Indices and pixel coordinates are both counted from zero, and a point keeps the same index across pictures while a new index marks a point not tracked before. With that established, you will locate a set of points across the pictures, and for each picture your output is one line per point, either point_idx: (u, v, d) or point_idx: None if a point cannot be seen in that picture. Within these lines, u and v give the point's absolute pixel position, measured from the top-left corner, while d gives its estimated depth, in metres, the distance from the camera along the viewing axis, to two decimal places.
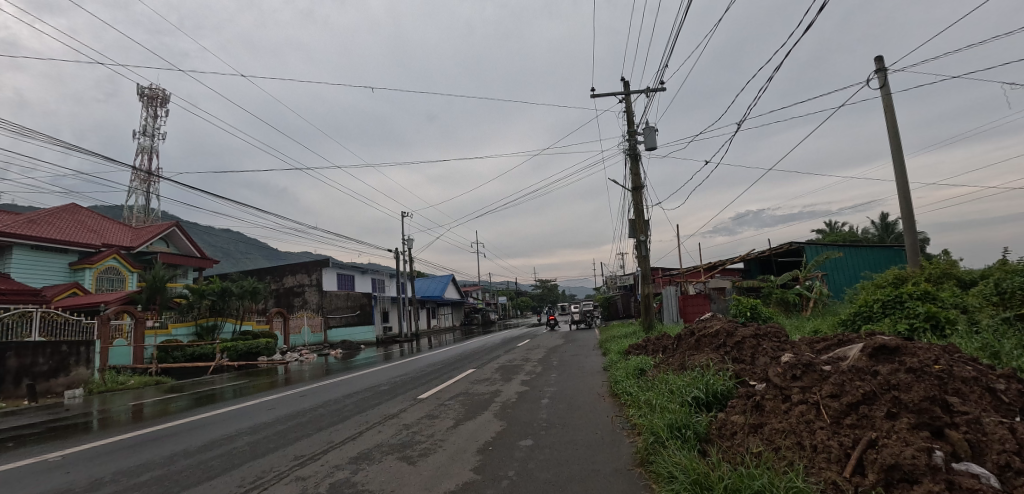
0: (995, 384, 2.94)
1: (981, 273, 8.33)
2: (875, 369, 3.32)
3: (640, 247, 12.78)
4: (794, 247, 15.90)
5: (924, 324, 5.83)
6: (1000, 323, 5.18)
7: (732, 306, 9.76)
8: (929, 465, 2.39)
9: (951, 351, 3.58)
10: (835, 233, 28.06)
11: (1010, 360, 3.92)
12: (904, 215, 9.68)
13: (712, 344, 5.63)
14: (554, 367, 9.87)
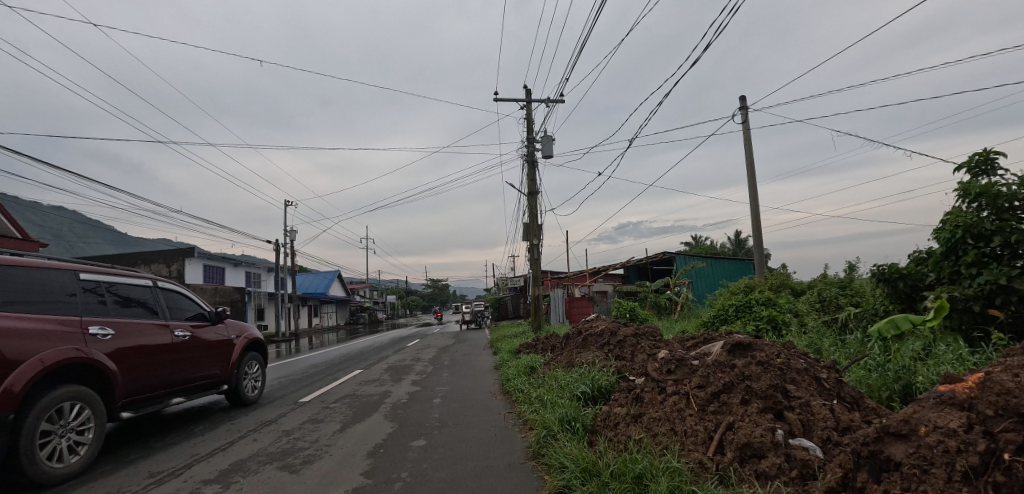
0: (821, 373, 3.58)
1: (807, 284, 10.16)
2: (733, 362, 3.86)
3: (532, 250, 13.28)
4: (666, 256, 17.80)
5: (767, 325, 6.92)
6: (820, 325, 6.36)
7: (614, 308, 10.63)
8: (773, 442, 2.87)
9: (787, 347, 4.30)
10: (697, 245, 32.11)
11: (828, 355, 4.86)
12: (754, 233, 11.40)
13: (597, 343, 6.08)
14: (446, 367, 9.86)
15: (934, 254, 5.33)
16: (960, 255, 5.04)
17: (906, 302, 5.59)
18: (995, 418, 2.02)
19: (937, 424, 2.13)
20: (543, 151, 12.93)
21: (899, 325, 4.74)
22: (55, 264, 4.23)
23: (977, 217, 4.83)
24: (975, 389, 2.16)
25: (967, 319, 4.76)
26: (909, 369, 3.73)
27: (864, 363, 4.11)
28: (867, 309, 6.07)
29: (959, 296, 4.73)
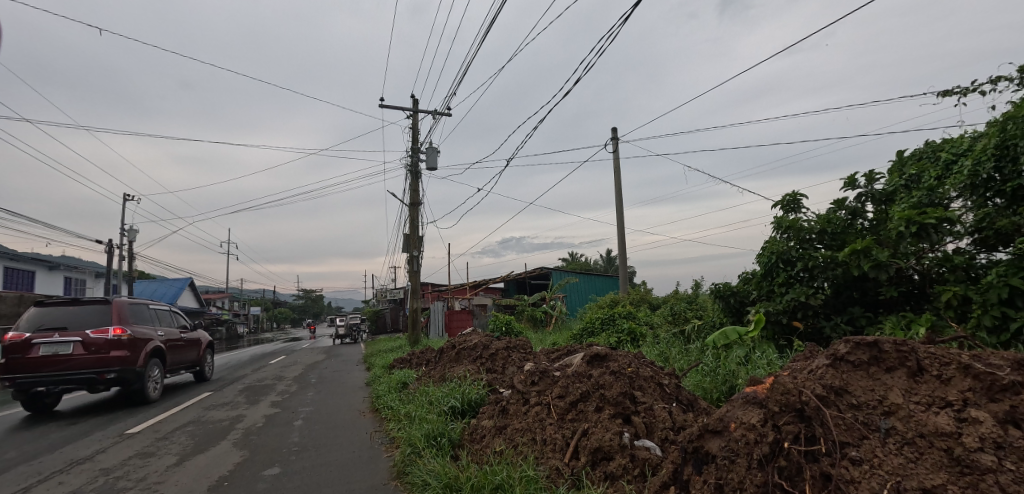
0: (664, 379, 3.98)
1: (662, 299, 11.43)
2: (591, 372, 4.13)
3: (412, 262, 12.97)
4: (543, 272, 18.74)
5: (626, 337, 7.58)
6: (670, 336, 7.12)
7: (491, 321, 10.77)
8: (620, 444, 3.09)
9: (638, 356, 4.70)
10: (571, 262, 34.37)
11: (674, 363, 5.42)
12: (620, 253, 12.56)
13: (469, 356, 6.09)
14: (312, 385, 9.08)
15: (755, 275, 6.33)
16: (774, 276, 6.05)
17: (735, 316, 6.55)
18: (779, 414, 2.38)
19: (742, 420, 2.45)
20: (428, 162, 12.79)
21: (729, 335, 5.51)
22: (123, 304, 7.05)
23: (786, 245, 5.85)
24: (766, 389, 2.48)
25: (776, 329, 5.72)
26: (734, 374, 4.32)
27: (701, 369, 4.67)
28: (705, 322, 6.96)
29: (773, 310, 5.68)
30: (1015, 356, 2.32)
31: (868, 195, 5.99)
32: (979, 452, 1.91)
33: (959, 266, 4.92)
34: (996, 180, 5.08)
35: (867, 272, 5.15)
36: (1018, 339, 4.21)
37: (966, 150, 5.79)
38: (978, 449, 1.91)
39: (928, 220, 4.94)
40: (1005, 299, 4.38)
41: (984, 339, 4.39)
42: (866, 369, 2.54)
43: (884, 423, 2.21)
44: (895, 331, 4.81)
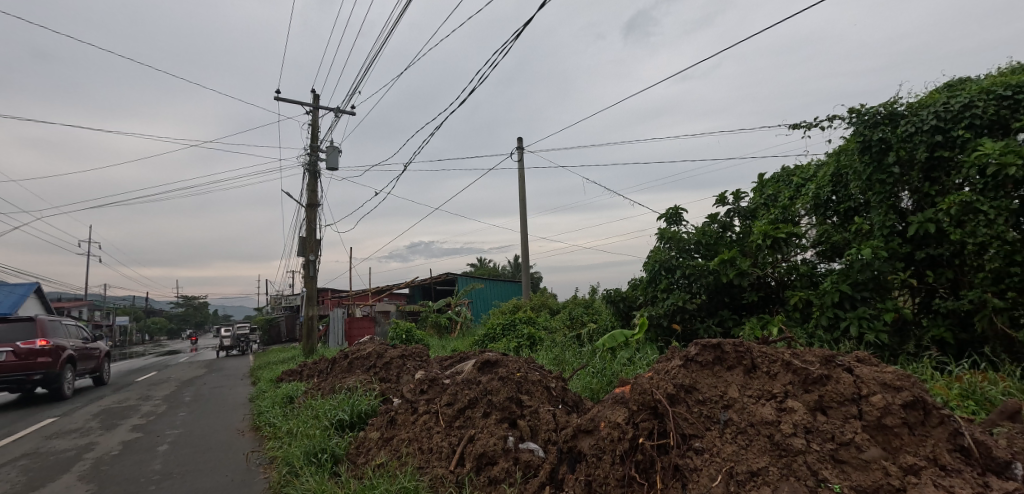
0: (551, 382, 4.12)
1: (562, 304, 11.91)
2: (480, 378, 4.17)
3: (307, 266, 12.22)
4: (449, 277, 18.66)
5: (525, 342, 7.79)
6: (567, 340, 7.37)
7: (390, 330, 10.41)
8: (504, 448, 3.14)
9: (529, 362, 4.84)
10: (480, 268, 34.62)
11: (567, 365, 5.70)
12: (524, 259, 12.90)
13: (362, 366, 5.86)
14: (184, 404, 8.11)
15: (642, 281, 6.84)
16: (657, 283, 6.62)
17: (625, 319, 6.99)
18: (638, 413, 2.72)
19: (610, 419, 2.76)
20: (328, 162, 12.16)
21: (617, 338, 5.90)
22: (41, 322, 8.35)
23: (668, 254, 6.49)
24: (628, 390, 2.86)
25: (658, 331, 6.24)
26: (618, 374, 4.74)
27: (589, 371, 4.97)
28: (599, 326, 7.39)
29: (654, 313, 6.19)
30: (823, 354, 2.97)
31: (736, 211, 6.80)
32: (792, 436, 2.39)
33: (803, 274, 5.69)
34: (833, 202, 6.00)
35: (732, 279, 5.82)
36: (843, 336, 5.10)
37: (811, 175, 6.73)
38: (792, 433, 2.39)
39: (779, 234, 5.70)
40: (836, 302, 5.19)
41: (821, 337, 5.19)
42: (712, 367, 3.05)
43: (724, 415, 2.62)
44: (753, 331, 5.51)
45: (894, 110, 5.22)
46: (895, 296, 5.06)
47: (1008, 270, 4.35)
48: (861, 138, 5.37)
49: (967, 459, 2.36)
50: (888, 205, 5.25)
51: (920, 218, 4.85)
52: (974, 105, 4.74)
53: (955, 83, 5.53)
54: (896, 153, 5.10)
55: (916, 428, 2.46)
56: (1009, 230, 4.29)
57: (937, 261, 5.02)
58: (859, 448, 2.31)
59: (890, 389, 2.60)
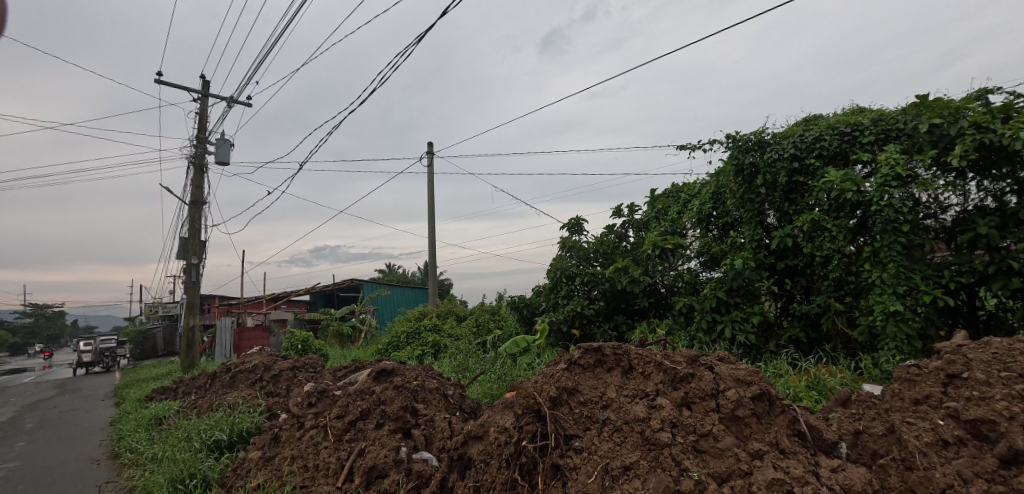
0: (449, 389, 4.21)
1: (470, 310, 12.59)
2: (374, 388, 4.05)
3: (188, 271, 11.01)
4: (354, 283, 17.90)
5: (430, 350, 7.96)
6: (472, 346, 7.91)
7: (284, 340, 9.69)
8: (396, 460, 3.08)
9: (429, 369, 4.80)
10: (389, 274, 33.53)
11: (470, 373, 6.45)
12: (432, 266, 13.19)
13: (247, 380, 5.40)
14: (19, 433, 6.84)
15: (543, 289, 7.24)
16: (559, 290, 7.00)
17: (526, 326, 7.58)
18: (523, 415, 2.99)
19: (498, 424, 2.99)
20: (218, 156, 11.10)
21: (519, 343, 6.07)
22: None
23: (569, 262, 6.95)
24: (516, 395, 3.11)
25: (558, 336, 6.63)
26: (516, 378, 5.65)
27: (491, 376, 5.80)
28: (503, 333, 7.81)
29: (556, 319, 6.62)
30: (690, 355, 3.30)
31: (630, 222, 7.37)
32: (660, 431, 2.65)
33: (687, 282, 6.27)
34: (714, 217, 6.67)
35: (626, 286, 6.31)
36: (716, 337, 5.71)
37: (695, 193, 7.42)
38: (660, 428, 2.65)
39: (666, 245, 6.30)
40: (714, 306, 5.78)
41: (700, 339, 5.77)
42: (593, 369, 3.32)
43: (602, 415, 2.89)
44: (643, 334, 6.01)
45: (762, 138, 5.93)
46: (761, 301, 5.78)
47: (846, 279, 5.22)
48: (736, 162, 6.06)
49: (803, 441, 2.76)
50: (756, 221, 5.97)
51: (781, 234, 5.59)
52: (823, 138, 5.51)
53: (810, 117, 6.40)
54: (764, 177, 5.84)
55: (763, 417, 2.82)
56: (848, 244, 5.14)
57: (794, 270, 5.79)
58: (717, 438, 2.60)
59: (743, 384, 2.95)
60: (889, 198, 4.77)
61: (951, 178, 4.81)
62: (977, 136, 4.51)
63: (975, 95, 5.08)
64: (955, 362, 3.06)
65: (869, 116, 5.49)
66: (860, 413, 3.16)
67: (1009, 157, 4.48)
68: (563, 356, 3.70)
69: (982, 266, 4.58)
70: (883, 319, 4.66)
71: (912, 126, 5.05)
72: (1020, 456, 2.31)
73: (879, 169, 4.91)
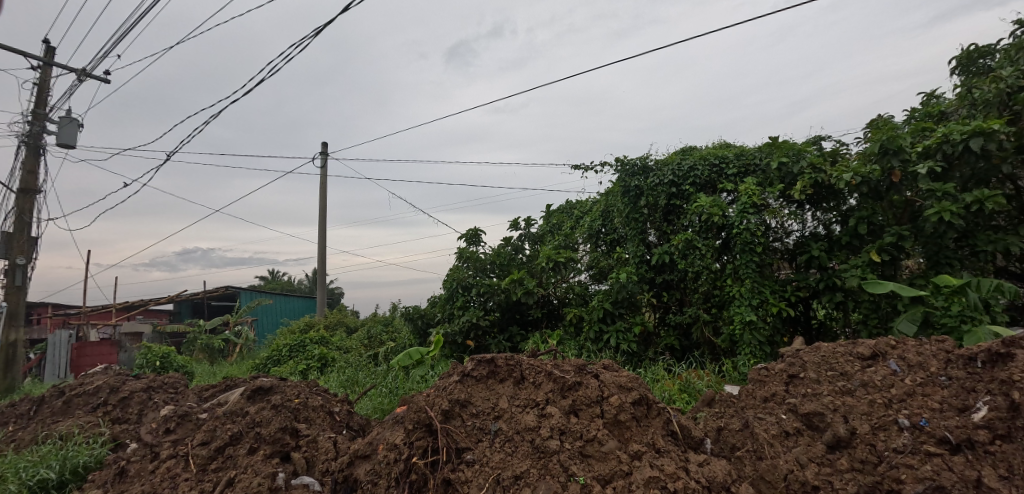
0: (335, 406, 3.95)
1: (361, 322, 12.08)
2: (248, 409, 3.63)
3: (11, 273, 8.95)
4: (229, 291, 16.08)
5: (315, 364, 7.62)
6: (362, 359, 7.59)
7: (137, 356, 8.32)
8: (271, 488, 2.78)
9: (312, 384, 4.42)
10: (272, 281, 30.63)
11: (359, 388, 6.17)
12: (321, 275, 12.61)
13: (85, 406, 4.53)
14: None
15: (439, 300, 7.27)
16: (454, 301, 7.06)
17: (421, 337, 7.45)
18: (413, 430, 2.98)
19: (388, 441, 2.94)
20: (58, 137, 9.31)
21: (412, 355, 5.92)
22: None
23: (465, 273, 7.03)
24: (408, 410, 3.13)
25: (453, 347, 6.75)
26: (407, 391, 5.54)
27: (381, 390, 5.64)
28: (395, 345, 7.75)
29: (450, 331, 6.65)
30: (578, 364, 3.47)
31: (526, 235, 7.64)
32: (550, 439, 2.77)
33: (577, 294, 6.65)
34: (603, 233, 7.13)
35: (520, 297, 6.53)
36: (603, 346, 6.08)
37: (587, 210, 7.92)
38: (549, 436, 2.78)
39: (559, 259, 6.60)
40: (601, 317, 6.18)
41: (588, 348, 6.10)
42: (486, 381, 3.35)
43: (494, 426, 2.97)
44: (536, 344, 6.22)
45: (646, 164, 6.46)
46: (642, 312, 6.29)
47: (712, 292, 5.85)
48: (623, 184, 6.57)
49: (675, 440, 3.03)
50: (639, 239, 6.49)
51: (660, 251, 6.15)
52: (696, 167, 6.19)
53: (687, 148, 7.18)
54: (647, 198, 6.38)
55: (641, 420, 3.03)
56: (714, 261, 5.78)
57: (669, 284, 6.40)
58: (601, 442, 2.76)
59: (624, 390, 3.16)
60: (746, 223, 5.49)
61: (793, 208, 5.72)
62: (813, 175, 5.42)
63: (811, 141, 6.11)
64: (794, 364, 3.63)
65: (733, 151, 6.29)
66: (721, 411, 3.56)
67: (834, 195, 5.47)
68: (456, 368, 3.70)
69: (815, 283, 5.46)
70: (740, 327, 5.33)
71: (764, 163, 5.91)
72: (841, 441, 2.76)
73: (739, 198, 5.63)
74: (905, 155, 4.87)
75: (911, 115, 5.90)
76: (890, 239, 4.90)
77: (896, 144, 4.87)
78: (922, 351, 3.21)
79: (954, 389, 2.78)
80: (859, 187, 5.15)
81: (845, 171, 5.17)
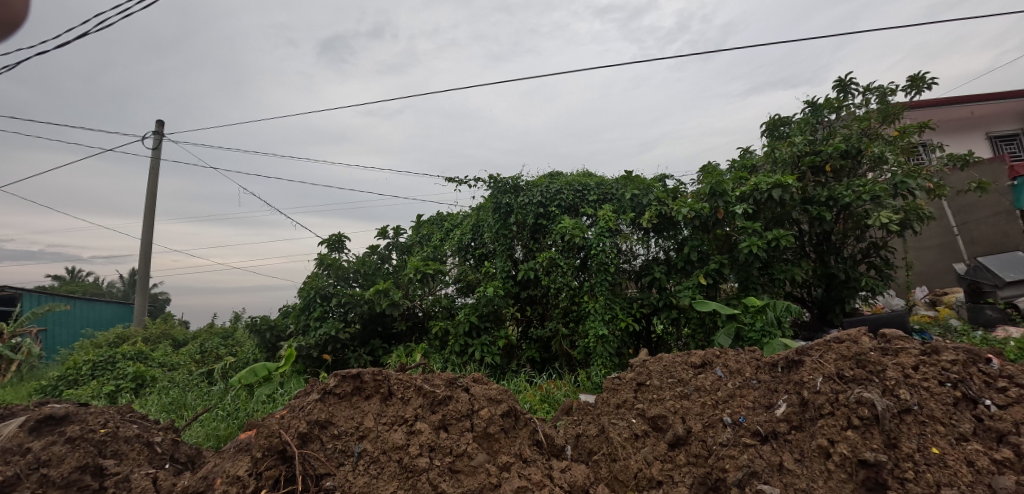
0: (156, 435, 3.25)
1: (193, 334, 10.31)
2: (26, 445, 2.80)
3: None
4: (3, 292, 12.43)
5: (128, 385, 6.29)
6: (192, 377, 6.45)
7: None
8: None
9: (124, 409, 3.60)
10: (68, 283, 24.56)
11: (187, 412, 5.22)
12: (145, 277, 10.50)
13: None
14: None
15: (293, 309, 6.59)
16: (311, 311, 6.48)
17: (268, 351, 6.66)
18: (263, 459, 2.64)
19: (228, 474, 2.61)
20: None
21: (258, 372, 5.21)
22: None
23: (325, 282, 6.49)
24: (254, 436, 2.75)
25: (307, 362, 6.21)
26: (251, 414, 4.85)
27: (215, 414, 4.84)
28: (239, 359, 6.77)
29: (305, 345, 6.05)
30: (449, 377, 3.37)
31: (394, 245, 7.42)
32: (419, 457, 2.68)
33: (444, 307, 6.56)
34: (472, 247, 7.19)
35: (385, 308, 6.26)
36: (470, 359, 6.11)
37: (457, 223, 7.89)
38: (418, 454, 2.68)
39: (428, 270, 6.44)
40: (466, 331, 6.22)
41: (453, 361, 6.07)
42: (349, 399, 3.09)
43: (358, 447, 2.75)
44: (400, 358, 5.98)
45: (517, 183, 6.73)
46: (506, 325, 6.47)
47: (571, 308, 6.25)
48: (495, 201, 6.74)
49: (540, 448, 3.15)
50: (507, 255, 6.66)
51: (527, 267, 6.39)
52: (562, 191, 6.66)
53: (555, 172, 7.67)
54: (516, 216, 6.63)
55: (509, 431, 3.08)
56: (573, 279, 6.19)
57: (533, 299, 6.70)
58: (470, 456, 2.74)
59: (494, 402, 3.17)
60: (602, 244, 6.01)
61: (641, 234, 6.47)
62: (658, 208, 6.22)
63: (658, 177, 7.02)
64: (641, 373, 3.99)
65: (594, 180, 6.89)
66: (580, 419, 3.80)
67: (672, 226, 6.34)
68: (317, 385, 3.36)
69: (655, 300, 6.23)
70: (595, 340, 5.79)
71: (621, 193, 6.61)
72: (679, 439, 3.13)
73: (599, 222, 6.16)
74: (728, 197, 5.88)
75: (733, 165, 7.17)
76: (714, 265, 5.83)
77: (721, 187, 5.86)
78: (739, 359, 3.76)
79: (762, 390, 3.33)
80: (692, 221, 6.03)
81: (683, 206, 6.01)
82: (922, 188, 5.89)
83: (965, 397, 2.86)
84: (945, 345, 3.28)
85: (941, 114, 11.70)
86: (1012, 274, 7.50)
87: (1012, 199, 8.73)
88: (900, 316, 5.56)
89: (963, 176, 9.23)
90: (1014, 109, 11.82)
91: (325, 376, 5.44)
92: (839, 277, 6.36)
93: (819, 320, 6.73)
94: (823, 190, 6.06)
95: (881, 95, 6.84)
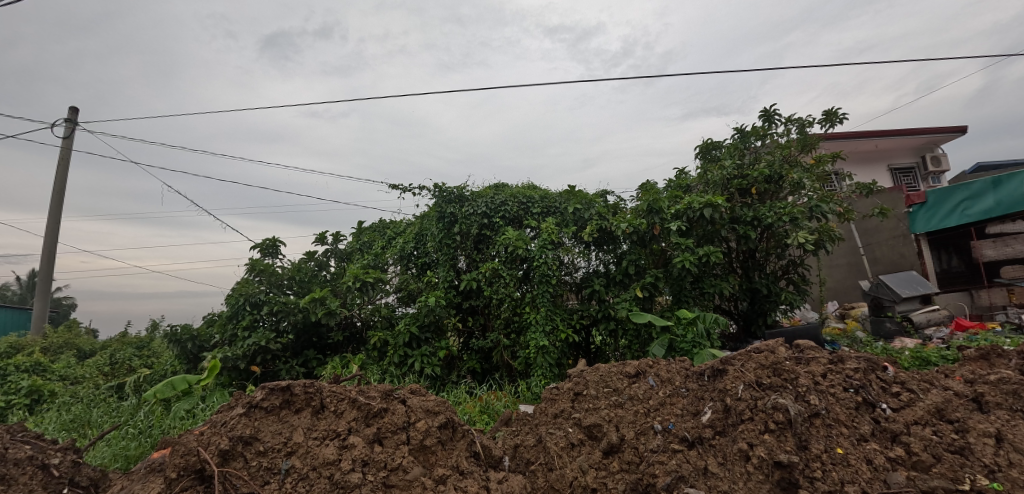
0: (53, 456, 2.94)
1: (101, 345, 9.36)
2: None
3: None
4: None
5: (21, 401, 5.60)
6: (98, 392, 5.87)
7: None
8: None
9: (15, 427, 3.21)
10: None
11: (92, 430, 4.75)
12: (47, 280, 9.46)
13: None
14: None
15: (219, 319, 6.18)
16: (239, 319, 6.10)
17: (189, 362, 6.22)
18: (179, 479, 2.49)
19: None
20: None
21: (176, 385, 4.84)
22: None
23: (255, 288, 6.13)
24: (168, 453, 2.55)
25: (232, 375, 5.83)
26: (166, 431, 4.48)
27: (124, 432, 4.43)
28: (156, 371, 6.25)
29: (230, 356, 5.68)
30: (385, 388, 3.30)
31: (333, 251, 7.17)
32: (351, 472, 2.61)
33: (383, 316, 6.44)
34: (415, 256, 7.09)
35: (321, 317, 6.02)
36: (411, 371, 5.98)
37: (400, 231, 7.73)
38: (350, 470, 2.61)
39: (367, 279, 6.23)
40: (406, 342, 6.10)
41: (391, 373, 5.94)
42: (277, 413, 2.94)
43: (285, 463, 2.62)
44: (335, 370, 5.77)
45: (462, 193, 6.72)
46: (447, 336, 6.40)
47: (512, 319, 6.29)
48: (439, 210, 6.70)
49: (477, 460, 3.15)
50: (450, 265, 6.62)
51: (469, 277, 6.38)
52: (506, 203, 6.75)
53: (500, 183, 7.75)
54: (460, 226, 6.61)
55: (445, 444, 3.05)
56: (515, 290, 6.24)
57: (475, 310, 6.69)
58: (406, 470, 2.70)
59: (430, 414, 3.14)
60: (544, 257, 6.10)
61: (582, 247, 6.67)
62: (599, 223, 6.45)
63: (600, 193, 7.28)
64: (579, 383, 4.09)
65: (539, 193, 7.03)
66: (518, 429, 3.84)
67: (612, 240, 6.58)
68: (243, 398, 3.15)
69: (594, 312, 6.44)
70: (535, 351, 5.86)
71: (565, 207, 6.79)
72: (613, 447, 3.24)
73: (542, 234, 6.25)
74: (663, 213, 6.18)
75: (669, 184, 7.58)
76: (650, 279, 6.11)
77: (657, 205, 6.15)
78: (670, 369, 3.96)
79: (691, 397, 3.52)
80: (630, 236, 6.30)
81: (623, 221, 6.26)
82: (834, 212, 6.50)
83: (865, 401, 3.18)
84: (850, 354, 3.63)
85: (851, 146, 13.00)
86: (907, 290, 8.39)
87: (909, 223, 9.66)
88: (813, 329, 6.09)
89: (869, 202, 10.28)
90: (910, 145, 13.34)
91: (253, 388, 5.11)
92: (761, 292, 6.88)
93: (743, 332, 7.22)
94: (748, 210, 6.55)
95: (800, 126, 7.51)
